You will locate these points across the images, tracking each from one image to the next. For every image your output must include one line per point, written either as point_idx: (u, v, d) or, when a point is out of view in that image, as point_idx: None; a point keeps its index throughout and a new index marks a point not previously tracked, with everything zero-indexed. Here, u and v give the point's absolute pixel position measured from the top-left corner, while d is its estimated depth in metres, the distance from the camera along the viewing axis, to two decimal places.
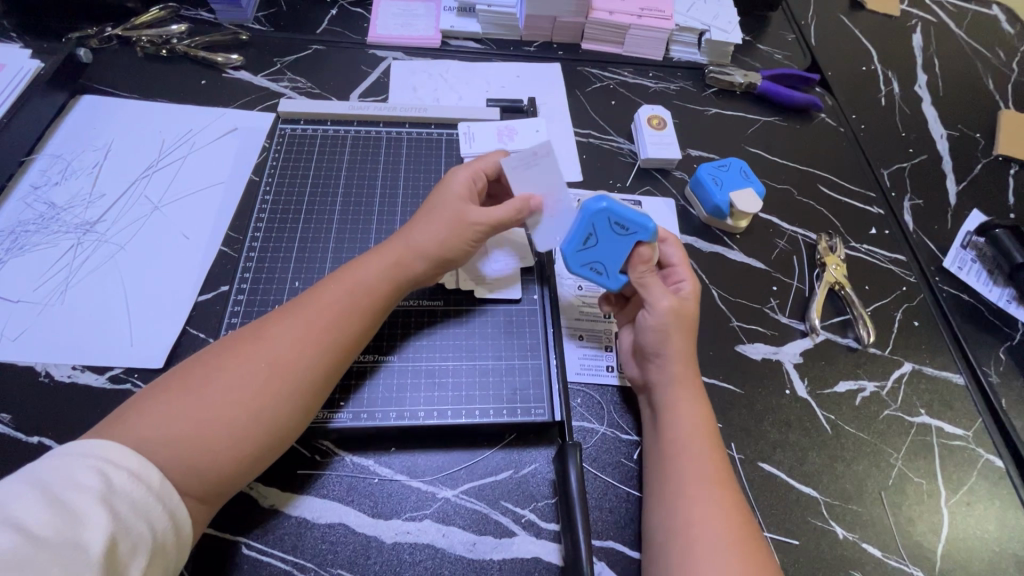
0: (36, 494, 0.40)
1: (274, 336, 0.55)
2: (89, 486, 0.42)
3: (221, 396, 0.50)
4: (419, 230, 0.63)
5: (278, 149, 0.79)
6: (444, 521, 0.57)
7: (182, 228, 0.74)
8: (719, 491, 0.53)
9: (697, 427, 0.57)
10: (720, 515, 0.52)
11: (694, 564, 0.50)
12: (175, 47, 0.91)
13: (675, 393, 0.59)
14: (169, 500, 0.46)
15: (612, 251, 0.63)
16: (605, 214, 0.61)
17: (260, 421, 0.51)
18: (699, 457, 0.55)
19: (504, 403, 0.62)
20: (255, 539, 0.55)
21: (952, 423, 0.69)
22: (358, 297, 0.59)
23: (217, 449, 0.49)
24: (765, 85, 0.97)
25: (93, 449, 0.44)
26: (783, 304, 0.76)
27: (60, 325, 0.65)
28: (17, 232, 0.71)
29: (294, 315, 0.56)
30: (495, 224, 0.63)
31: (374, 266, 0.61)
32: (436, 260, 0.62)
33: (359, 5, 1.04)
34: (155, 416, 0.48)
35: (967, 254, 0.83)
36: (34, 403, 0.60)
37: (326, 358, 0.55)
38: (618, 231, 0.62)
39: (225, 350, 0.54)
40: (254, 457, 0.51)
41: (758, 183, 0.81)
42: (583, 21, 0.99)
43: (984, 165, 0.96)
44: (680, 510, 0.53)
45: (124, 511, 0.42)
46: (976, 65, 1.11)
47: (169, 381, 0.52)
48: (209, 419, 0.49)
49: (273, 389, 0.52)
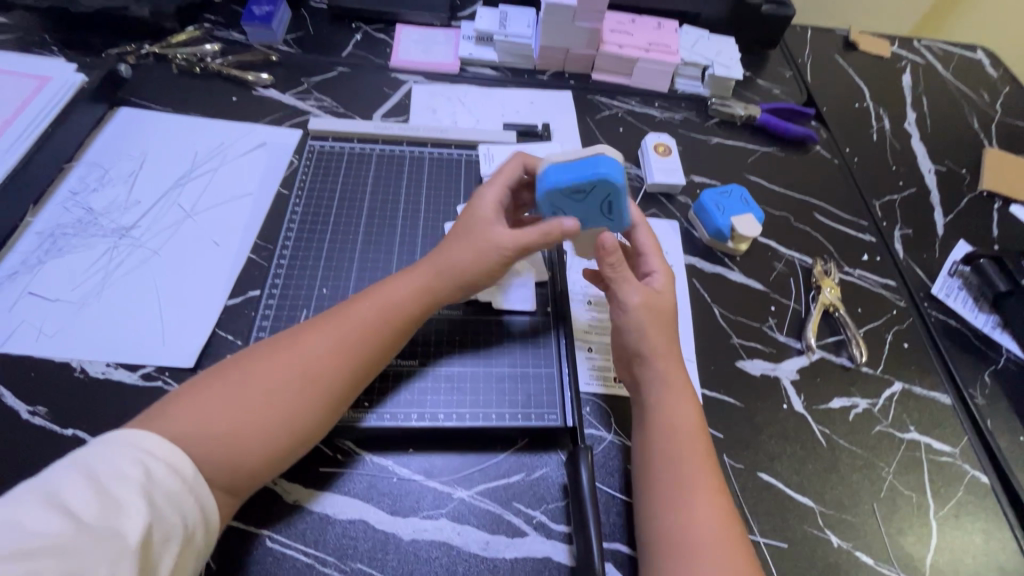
0: (85, 479, 0.44)
1: (308, 347, 0.58)
2: (130, 476, 0.45)
3: (258, 399, 0.54)
4: (449, 252, 0.65)
5: (307, 163, 0.84)
6: (458, 520, 0.60)
7: (214, 235, 0.78)
8: (711, 493, 0.56)
9: (687, 428, 0.60)
10: (709, 506, 0.55)
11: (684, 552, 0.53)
12: (209, 66, 0.97)
13: (667, 394, 0.62)
14: (201, 493, 0.48)
15: (585, 213, 0.66)
16: (596, 180, 0.61)
17: (293, 425, 0.55)
18: (693, 460, 0.58)
19: (520, 408, 0.65)
20: (278, 532, 0.57)
21: (939, 439, 0.72)
22: (386, 313, 0.62)
23: (251, 448, 0.52)
24: (764, 118, 1.04)
25: (135, 438, 0.48)
26: (781, 323, 0.80)
27: (96, 324, 0.68)
28: (55, 234, 0.75)
29: (327, 327, 0.60)
30: (523, 246, 0.63)
31: (406, 283, 0.64)
32: (463, 279, 0.64)
33: (383, 31, 1.11)
34: (196, 415, 0.51)
35: (954, 282, 0.88)
36: (70, 397, 0.63)
37: (353, 371, 0.59)
38: (603, 204, 0.64)
39: (256, 355, 0.57)
40: (283, 460, 0.55)
41: (757, 209, 0.86)
42: (594, 53, 1.06)
43: (970, 199, 1.01)
44: (677, 512, 0.55)
45: (161, 502, 0.45)
46: (962, 105, 1.18)
47: (209, 379, 0.55)
48: (243, 421, 0.52)
49: (307, 397, 0.56)
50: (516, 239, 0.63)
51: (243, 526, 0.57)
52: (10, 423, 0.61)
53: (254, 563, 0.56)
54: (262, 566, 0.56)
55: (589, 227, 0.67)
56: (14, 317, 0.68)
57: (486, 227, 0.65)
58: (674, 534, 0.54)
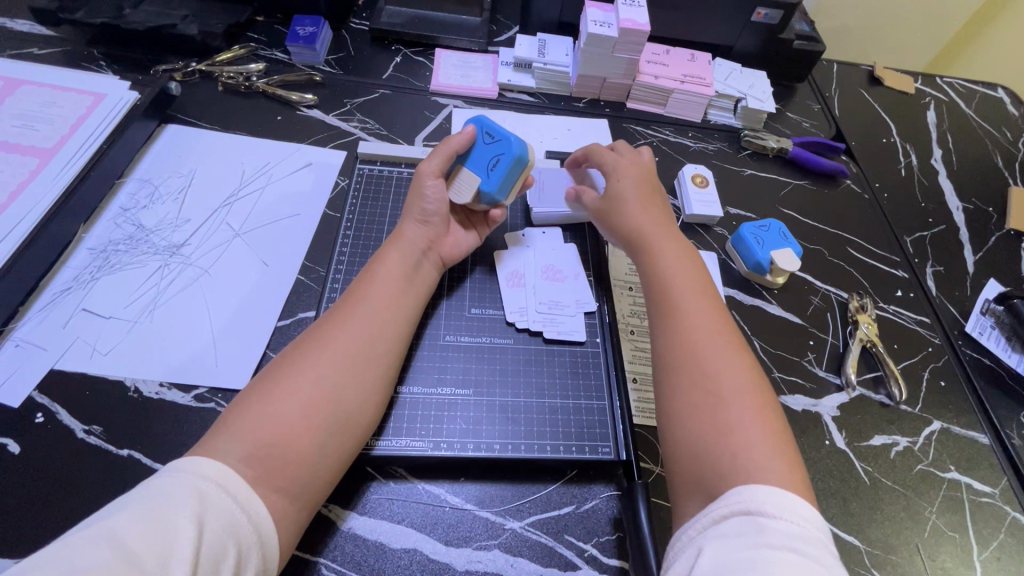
0: (137, 510, 0.43)
1: (335, 328, 0.61)
2: (180, 500, 0.45)
3: (303, 388, 0.55)
4: (405, 212, 0.73)
5: (357, 186, 0.86)
6: (512, 551, 0.60)
7: (263, 255, 0.79)
8: (752, 400, 0.55)
9: (723, 341, 0.60)
10: (739, 377, 0.57)
11: (717, 417, 0.54)
12: (254, 84, 0.99)
13: (702, 315, 0.62)
14: (255, 514, 0.48)
15: (481, 159, 0.74)
16: (479, 123, 0.75)
17: (339, 409, 0.56)
18: (733, 372, 0.57)
19: (572, 441, 0.65)
20: (335, 560, 0.57)
21: (979, 480, 0.73)
22: (393, 288, 0.66)
23: (305, 441, 0.54)
24: (797, 151, 1.06)
25: (189, 464, 0.48)
26: (820, 358, 0.81)
27: (149, 342, 0.69)
28: (107, 250, 0.76)
29: (349, 307, 0.63)
30: (435, 172, 0.73)
31: (391, 251, 0.69)
32: (417, 219, 0.72)
33: (421, 54, 1.13)
34: (249, 419, 0.53)
35: (986, 321, 0.89)
36: (125, 417, 0.63)
37: (376, 343, 0.62)
38: (488, 143, 0.74)
39: (291, 353, 0.59)
40: (335, 443, 0.56)
41: (795, 244, 0.87)
42: (630, 83, 1.08)
43: (997, 237, 1.03)
44: (727, 425, 0.53)
45: (211, 526, 0.44)
46: (985, 143, 1.21)
47: (249, 390, 0.56)
48: (285, 408, 0.54)
49: (346, 378, 0.58)
50: (428, 163, 0.73)
51: (300, 553, 0.57)
52: (65, 442, 0.61)
53: None
54: None
55: (477, 171, 0.74)
56: (68, 334, 0.68)
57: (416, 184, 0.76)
58: (708, 395, 0.55)
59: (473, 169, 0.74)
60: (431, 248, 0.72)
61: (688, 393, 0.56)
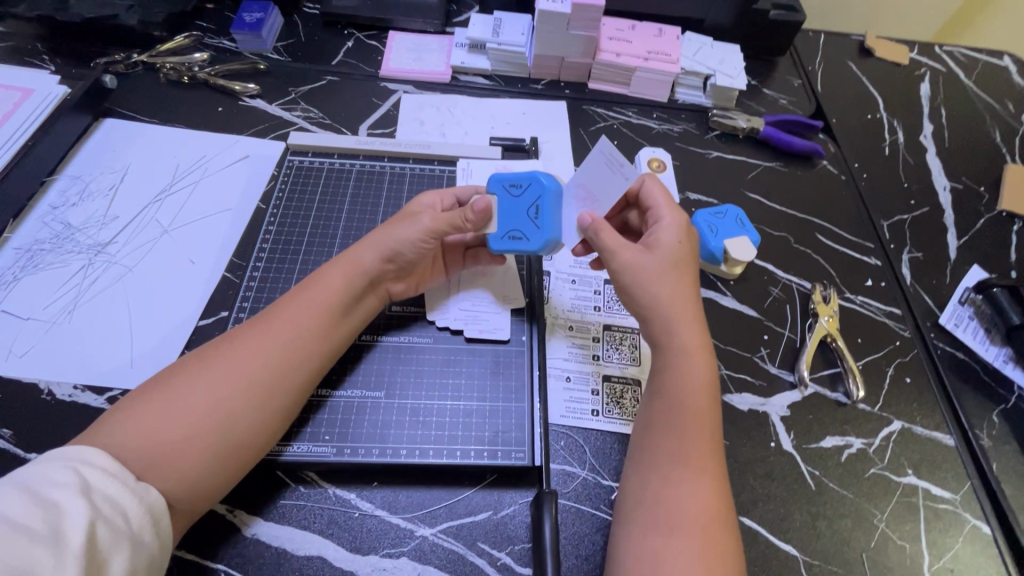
0: (16, 490, 0.41)
1: (247, 352, 0.56)
2: (64, 480, 0.42)
3: (193, 413, 0.51)
4: (366, 241, 0.66)
5: (286, 179, 0.83)
6: (420, 559, 0.57)
7: (189, 253, 0.77)
8: (702, 532, 0.51)
9: (698, 459, 0.55)
10: (697, 513, 0.52)
11: (653, 537, 0.52)
12: (196, 76, 0.95)
13: (687, 425, 0.56)
14: (145, 496, 0.46)
15: (512, 218, 0.66)
16: (539, 191, 0.66)
17: (231, 433, 0.52)
18: (694, 497, 0.53)
19: (486, 445, 0.63)
20: (234, 568, 0.56)
21: (939, 485, 0.68)
22: (320, 314, 0.60)
23: (186, 469, 0.50)
24: (767, 131, 0.98)
25: (69, 451, 0.45)
26: (773, 354, 0.76)
27: (66, 344, 0.68)
28: (32, 250, 0.75)
29: (267, 329, 0.58)
30: (431, 231, 0.65)
31: (332, 277, 0.63)
32: (383, 251, 0.64)
33: (374, 38, 1.08)
34: (131, 428, 0.49)
35: (964, 311, 0.83)
36: (36, 420, 0.63)
37: (288, 372, 0.57)
38: (530, 218, 0.66)
39: (194, 361, 0.55)
40: (219, 476, 0.52)
41: (752, 232, 0.82)
42: (590, 61, 1.02)
43: (987, 220, 0.95)
44: (661, 549, 0.51)
45: (103, 506, 0.43)
46: (984, 116, 1.12)
47: (140, 397, 0.52)
48: (171, 432, 0.50)
49: (245, 400, 0.54)
50: (434, 222, 0.65)
51: (195, 559, 0.56)
52: None
53: None
54: None
55: (501, 224, 0.67)
56: None
57: (397, 220, 0.67)
58: (657, 514, 0.53)
59: (497, 225, 0.67)
60: (379, 280, 0.66)
61: (641, 505, 0.54)
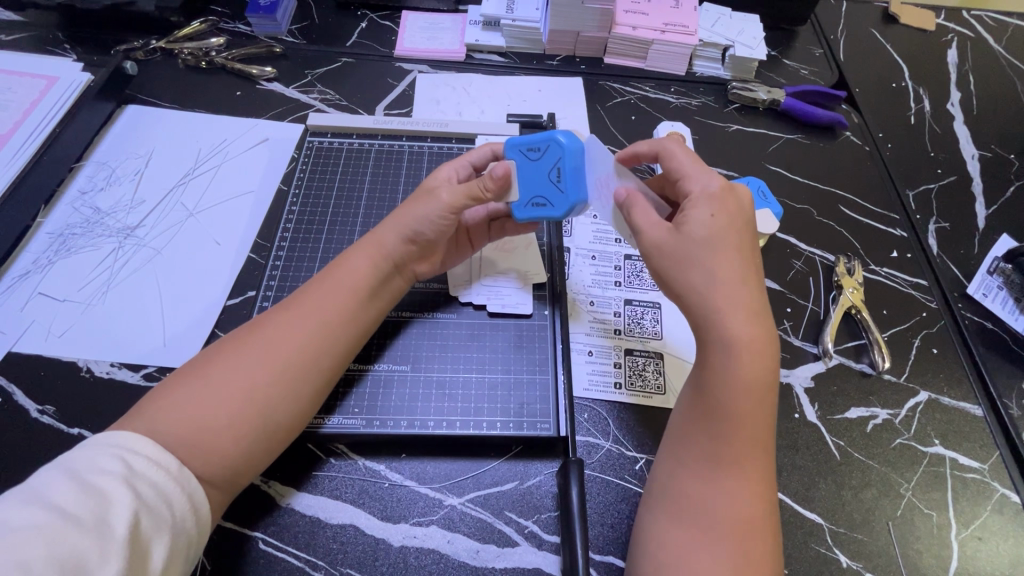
0: (68, 478, 0.42)
1: (278, 336, 0.56)
2: (109, 470, 0.44)
3: (228, 395, 0.52)
4: (386, 224, 0.65)
5: (306, 160, 0.84)
6: (449, 528, 0.59)
7: (216, 235, 0.78)
8: (738, 537, 0.50)
9: (740, 462, 0.52)
10: (734, 515, 0.51)
11: (684, 535, 0.52)
12: (214, 60, 0.96)
13: (730, 429, 0.52)
14: (187, 483, 0.47)
15: (534, 183, 0.64)
16: (558, 152, 0.61)
17: (272, 417, 0.54)
18: (732, 502, 0.51)
19: (511, 417, 0.64)
20: (271, 535, 0.58)
21: (967, 455, 0.68)
22: (350, 297, 0.61)
23: (226, 451, 0.51)
24: (789, 102, 0.96)
25: (114, 438, 0.47)
26: (797, 326, 0.75)
27: (101, 324, 0.70)
28: (64, 235, 0.77)
29: (298, 313, 0.58)
30: (453, 209, 0.64)
31: (359, 261, 0.63)
32: (402, 232, 0.64)
33: (388, 18, 1.07)
34: (171, 412, 0.50)
35: (993, 281, 0.81)
36: (77, 396, 0.65)
37: (319, 355, 0.57)
38: (552, 182, 0.62)
39: (229, 346, 0.56)
40: (258, 455, 0.54)
41: (775, 204, 0.81)
42: (606, 35, 1.00)
43: (1017, 188, 0.93)
44: (691, 549, 0.51)
45: (146, 492, 0.44)
46: (1014, 82, 1.08)
47: (173, 382, 0.53)
48: (207, 416, 0.51)
49: (283, 383, 0.55)
50: (453, 198, 0.63)
51: (235, 528, 0.58)
52: (20, 422, 0.63)
53: (245, 564, 0.56)
54: (254, 568, 0.56)
55: (524, 191, 0.64)
56: (25, 318, 0.70)
57: (420, 197, 0.66)
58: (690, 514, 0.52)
59: (519, 192, 0.65)
60: (403, 261, 0.65)
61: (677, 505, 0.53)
